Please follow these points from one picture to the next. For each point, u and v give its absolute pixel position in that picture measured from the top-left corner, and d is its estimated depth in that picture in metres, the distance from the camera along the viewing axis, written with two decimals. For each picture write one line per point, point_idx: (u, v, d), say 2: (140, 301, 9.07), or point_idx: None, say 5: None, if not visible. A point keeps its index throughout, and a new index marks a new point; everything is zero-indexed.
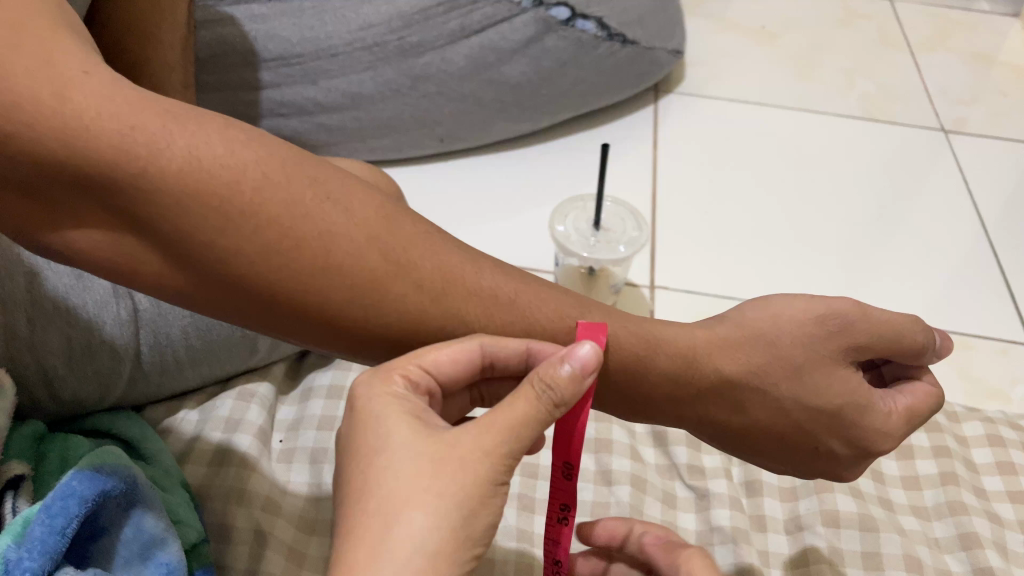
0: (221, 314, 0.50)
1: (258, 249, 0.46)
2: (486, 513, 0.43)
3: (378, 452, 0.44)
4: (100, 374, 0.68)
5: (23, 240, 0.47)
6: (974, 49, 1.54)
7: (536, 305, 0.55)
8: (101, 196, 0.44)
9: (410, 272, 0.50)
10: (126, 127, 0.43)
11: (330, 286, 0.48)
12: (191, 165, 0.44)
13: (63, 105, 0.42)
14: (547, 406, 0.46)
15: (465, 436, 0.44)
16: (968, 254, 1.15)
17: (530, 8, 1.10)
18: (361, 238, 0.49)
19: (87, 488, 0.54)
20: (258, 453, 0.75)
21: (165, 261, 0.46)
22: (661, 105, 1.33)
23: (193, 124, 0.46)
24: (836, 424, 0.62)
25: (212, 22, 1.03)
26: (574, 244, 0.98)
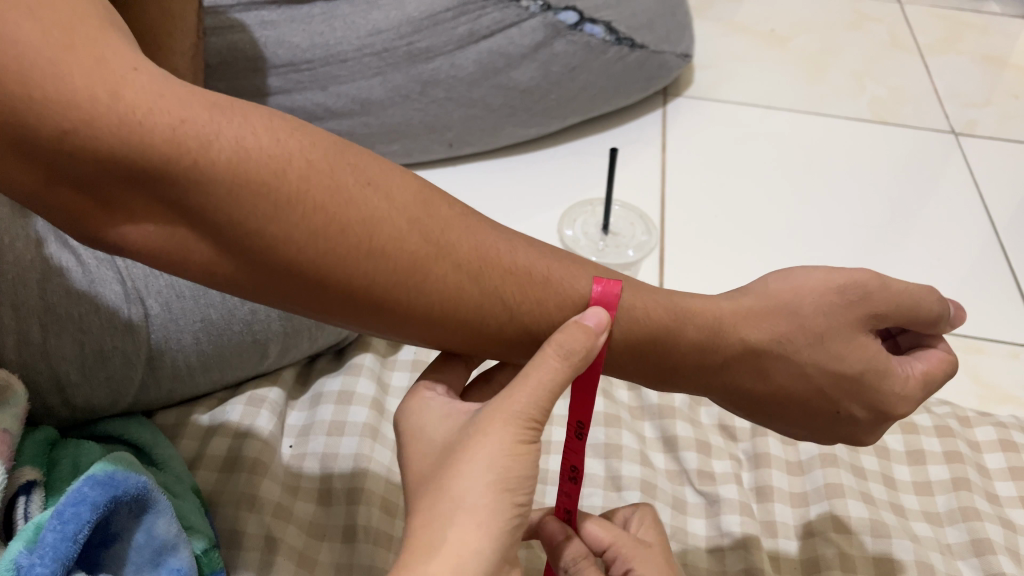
0: (268, 301, 0.50)
1: (306, 234, 0.46)
2: (525, 461, 0.44)
3: (426, 455, 0.50)
4: (113, 379, 0.69)
5: (72, 232, 0.46)
6: (985, 51, 1.53)
7: (570, 278, 0.55)
8: (155, 187, 0.43)
9: (449, 253, 0.50)
10: (177, 120, 0.43)
11: (377, 269, 0.48)
12: (242, 157, 0.44)
13: (118, 102, 0.41)
14: (557, 361, 0.48)
15: (486, 407, 0.47)
16: (979, 258, 1.14)
17: (538, 13, 1.09)
18: (403, 221, 0.49)
19: (99, 494, 0.54)
20: (269, 458, 0.75)
21: (216, 251, 0.46)
22: (670, 108, 1.33)
23: (240, 116, 0.46)
24: (858, 389, 0.62)
25: (223, 29, 1.02)
26: (582, 248, 1.05)
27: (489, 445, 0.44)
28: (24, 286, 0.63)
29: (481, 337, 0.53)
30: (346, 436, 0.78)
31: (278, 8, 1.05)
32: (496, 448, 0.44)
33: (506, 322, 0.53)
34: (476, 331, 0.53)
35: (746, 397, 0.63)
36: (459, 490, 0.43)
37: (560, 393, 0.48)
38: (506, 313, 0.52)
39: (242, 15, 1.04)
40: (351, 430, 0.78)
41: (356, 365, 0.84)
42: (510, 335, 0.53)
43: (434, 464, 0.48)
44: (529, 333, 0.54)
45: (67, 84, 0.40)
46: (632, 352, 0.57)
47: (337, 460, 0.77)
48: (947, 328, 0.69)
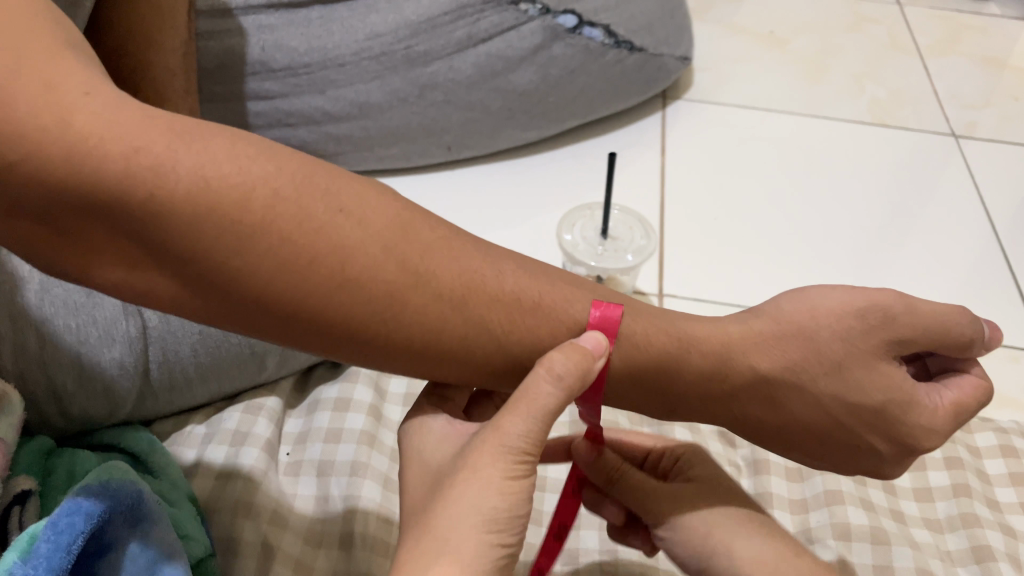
0: (243, 331, 0.48)
1: (274, 266, 0.45)
2: (514, 499, 0.45)
3: (421, 480, 0.50)
4: (110, 391, 0.69)
5: (39, 265, 0.45)
6: (985, 53, 1.53)
7: (564, 304, 0.53)
8: (116, 219, 0.42)
9: (429, 282, 0.48)
10: (129, 149, 0.41)
11: (350, 300, 0.47)
12: (201, 188, 0.43)
13: (66, 128, 0.40)
14: (550, 389, 0.46)
15: (477, 439, 0.47)
16: (979, 261, 1.13)
17: (536, 17, 1.08)
18: (377, 249, 0.47)
19: (94, 504, 0.54)
20: (262, 476, 0.74)
21: (182, 284, 0.45)
22: (669, 110, 1.33)
23: (199, 143, 0.44)
24: (878, 422, 0.61)
25: (220, 33, 1.02)
26: (582, 253, 0.99)
27: (479, 480, 0.44)
28: (22, 295, 0.63)
29: (468, 365, 0.52)
30: (343, 441, 0.78)
31: (275, 13, 1.04)
32: (485, 485, 0.44)
33: (493, 351, 0.51)
34: (462, 359, 0.51)
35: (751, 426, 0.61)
36: (446, 526, 0.43)
37: (555, 417, 0.47)
38: (492, 341, 0.51)
39: (242, 18, 1.03)
40: (349, 437, 0.78)
41: (354, 372, 0.83)
42: (497, 362, 0.52)
43: (427, 491, 0.48)
44: (517, 361, 0.53)
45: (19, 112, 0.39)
46: (631, 381, 0.56)
47: (335, 466, 0.77)
48: (980, 352, 0.66)
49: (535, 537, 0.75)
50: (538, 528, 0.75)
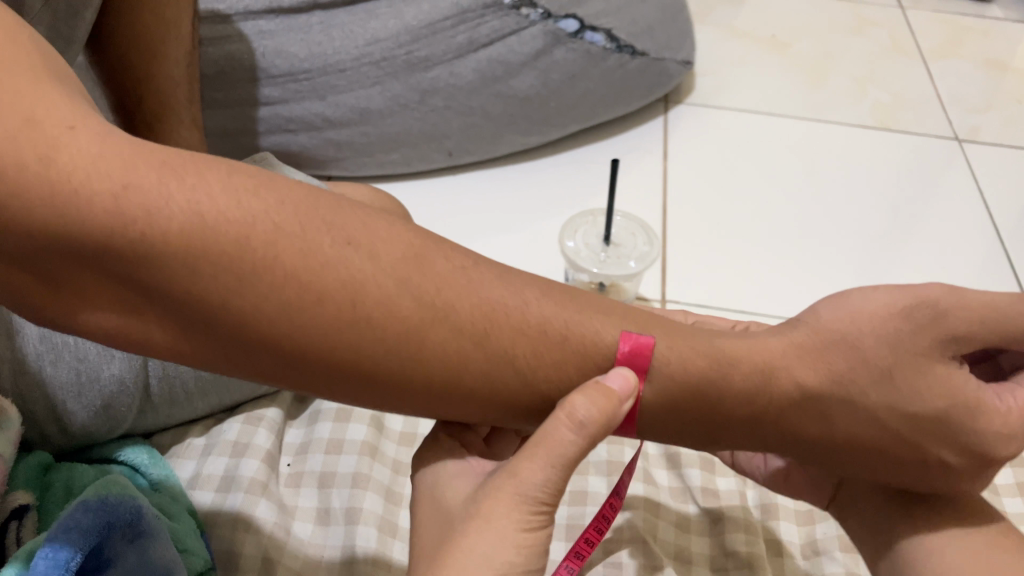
0: (247, 375, 0.47)
1: (279, 308, 0.43)
2: (530, 550, 0.45)
3: (431, 516, 0.50)
4: (110, 409, 0.69)
5: (30, 316, 0.44)
6: (987, 56, 1.52)
7: (594, 332, 0.50)
8: (106, 264, 0.40)
9: (448, 316, 0.46)
10: (118, 186, 0.39)
11: (361, 339, 0.44)
12: (194, 227, 0.41)
13: (50, 168, 0.38)
14: (571, 439, 0.46)
15: (494, 487, 0.46)
16: (984, 266, 1.12)
17: (538, 21, 1.07)
18: (391, 284, 0.45)
19: (91, 520, 0.53)
20: (261, 492, 0.73)
21: (179, 330, 0.44)
22: (671, 114, 1.32)
23: (192, 176, 0.42)
24: (941, 432, 0.55)
25: (220, 39, 1.02)
26: (585, 260, 0.98)
27: (492, 530, 0.45)
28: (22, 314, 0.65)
29: (493, 404, 0.49)
30: (344, 453, 0.77)
31: (274, 18, 1.04)
32: (498, 537, 0.44)
33: (518, 386, 0.49)
34: (485, 398, 0.49)
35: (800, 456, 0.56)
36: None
37: (575, 463, 0.46)
38: (518, 378, 0.48)
39: (242, 24, 1.03)
40: (349, 448, 0.78)
41: None
42: (525, 400, 0.49)
43: (438, 531, 0.48)
44: (543, 399, 0.50)
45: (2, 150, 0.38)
46: (666, 411, 0.52)
47: (336, 479, 0.76)
48: None
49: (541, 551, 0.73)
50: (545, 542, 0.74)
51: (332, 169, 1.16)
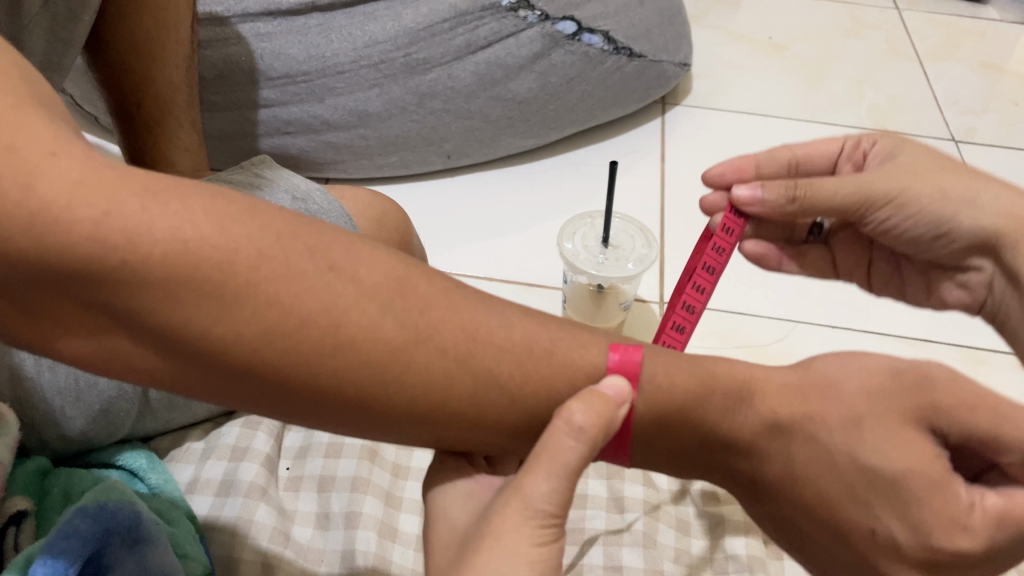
0: (228, 402, 0.46)
1: (258, 335, 0.41)
2: (548, 555, 0.43)
3: (445, 545, 0.49)
4: (109, 414, 0.69)
5: (7, 334, 0.43)
6: (983, 57, 1.52)
7: (578, 352, 0.50)
8: (84, 294, 0.39)
9: (431, 338, 0.45)
10: (99, 213, 0.38)
11: (346, 365, 0.43)
12: (179, 252, 0.39)
13: (29, 197, 0.37)
14: (571, 443, 0.44)
15: (501, 502, 0.45)
16: None
17: (535, 24, 1.07)
18: (373, 308, 0.44)
19: (89, 526, 0.52)
20: (260, 497, 0.72)
21: (164, 356, 0.43)
22: (667, 118, 1.32)
23: (177, 202, 0.40)
24: (895, 499, 0.51)
25: (219, 41, 1.02)
26: (583, 262, 0.98)
27: (511, 547, 0.42)
28: None
29: (481, 426, 0.48)
30: (344, 456, 0.77)
31: (274, 20, 1.04)
32: (514, 548, 0.42)
33: (508, 405, 0.48)
34: (473, 419, 0.48)
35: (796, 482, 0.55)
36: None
37: (579, 471, 0.45)
38: (505, 397, 0.48)
39: (240, 26, 1.03)
40: (349, 452, 0.77)
41: None
42: (512, 417, 0.48)
43: (453, 556, 0.46)
44: (534, 416, 0.49)
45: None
46: (658, 428, 0.52)
47: (335, 482, 0.75)
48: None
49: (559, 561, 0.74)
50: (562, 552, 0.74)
51: (328, 170, 1.17)
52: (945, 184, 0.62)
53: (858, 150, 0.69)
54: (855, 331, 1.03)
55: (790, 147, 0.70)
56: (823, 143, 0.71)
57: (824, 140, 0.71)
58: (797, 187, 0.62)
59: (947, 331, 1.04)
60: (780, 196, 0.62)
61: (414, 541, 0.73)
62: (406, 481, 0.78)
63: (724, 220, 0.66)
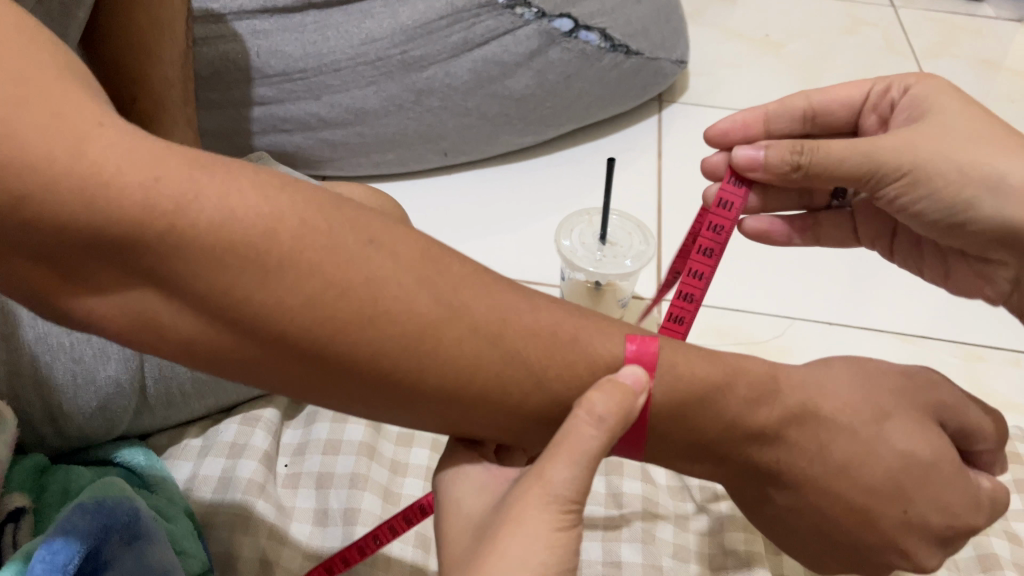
0: (257, 380, 0.46)
1: (301, 303, 0.42)
2: (567, 541, 0.44)
3: (459, 535, 0.49)
4: (106, 411, 0.69)
5: (41, 307, 0.44)
6: (980, 55, 1.53)
7: (600, 341, 0.51)
8: (132, 258, 0.40)
9: (464, 316, 0.46)
10: (149, 179, 0.39)
11: (382, 335, 0.44)
12: (225, 217, 0.41)
13: (79, 160, 0.38)
14: (590, 429, 0.46)
15: (519, 487, 0.46)
16: None
17: (533, 21, 1.07)
18: (411, 282, 0.45)
19: (88, 523, 0.52)
20: (257, 495, 0.72)
21: (202, 321, 0.43)
22: (664, 115, 1.32)
23: (222, 172, 0.42)
24: (923, 478, 0.56)
25: (214, 39, 1.02)
26: (581, 259, 0.98)
27: (528, 530, 0.43)
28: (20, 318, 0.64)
29: (507, 407, 0.49)
30: (341, 453, 0.77)
31: (270, 18, 1.04)
32: (534, 531, 0.43)
33: (531, 390, 0.49)
34: (500, 401, 0.48)
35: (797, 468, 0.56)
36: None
37: (597, 460, 0.46)
38: (532, 379, 0.48)
39: (235, 23, 1.03)
40: (347, 448, 0.77)
41: None
42: (535, 401, 0.49)
43: (470, 543, 0.47)
44: (558, 401, 0.50)
45: (27, 152, 0.37)
46: (675, 412, 0.53)
47: (333, 479, 0.76)
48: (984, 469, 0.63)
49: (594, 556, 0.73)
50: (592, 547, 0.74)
51: (325, 167, 1.16)
52: (961, 161, 0.60)
53: (887, 93, 0.68)
54: (854, 329, 1.03)
55: (808, 95, 0.71)
56: (849, 87, 0.70)
57: (853, 84, 0.70)
58: (801, 146, 0.62)
59: (945, 328, 1.04)
60: (784, 159, 0.63)
61: (413, 537, 0.73)
62: (404, 478, 0.78)
63: (721, 194, 0.70)
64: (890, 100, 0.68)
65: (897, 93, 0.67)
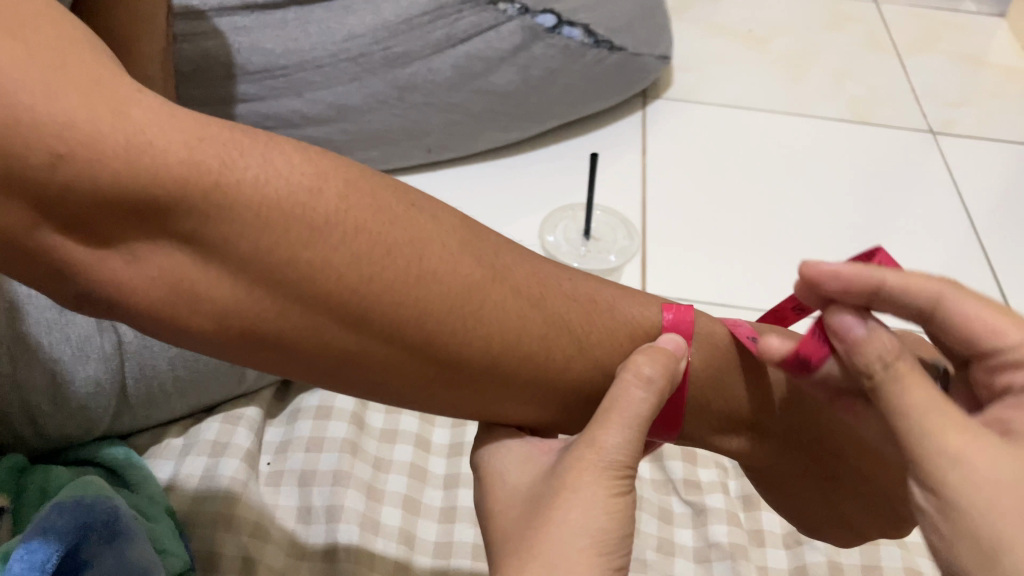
0: (290, 362, 0.45)
1: (348, 260, 0.43)
2: (623, 503, 0.45)
3: (507, 505, 0.49)
4: (86, 411, 0.69)
5: (70, 288, 0.43)
6: (963, 50, 1.54)
7: (637, 309, 0.54)
8: (170, 221, 0.40)
9: (505, 277, 0.48)
10: (195, 139, 0.41)
11: (428, 293, 0.45)
12: (270, 178, 0.42)
13: (125, 121, 0.39)
14: (640, 394, 0.47)
15: (572, 453, 0.46)
16: (959, 257, 1.14)
17: (516, 16, 1.08)
18: (453, 245, 0.46)
19: (67, 522, 0.52)
20: (240, 491, 0.72)
21: (239, 289, 0.42)
22: (649, 111, 1.32)
23: (262, 140, 0.43)
24: None
25: (195, 36, 0.99)
26: (565, 254, 1.00)
27: (587, 493, 0.44)
28: (17, 308, 0.64)
29: (543, 374, 0.49)
30: (325, 451, 0.77)
31: (250, 14, 1.03)
32: (593, 493, 0.44)
33: (574, 355, 0.50)
34: (537, 368, 0.49)
35: (792, 438, 0.58)
36: (553, 550, 0.43)
37: (647, 424, 0.47)
38: (573, 342, 0.50)
39: (216, 20, 1.00)
40: (330, 446, 0.77)
41: None
42: (580, 366, 0.50)
43: (521, 513, 0.47)
44: (602, 365, 0.51)
45: (68, 116, 0.38)
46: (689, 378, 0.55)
47: (317, 476, 0.75)
48: None
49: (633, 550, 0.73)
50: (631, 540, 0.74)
51: None
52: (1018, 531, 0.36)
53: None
54: None
55: (947, 292, 0.44)
56: (1004, 325, 0.43)
57: (1010, 324, 0.43)
58: (899, 364, 0.41)
59: None
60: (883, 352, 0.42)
61: (397, 533, 0.73)
62: (388, 474, 0.77)
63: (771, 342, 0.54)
64: (1012, 383, 0.43)
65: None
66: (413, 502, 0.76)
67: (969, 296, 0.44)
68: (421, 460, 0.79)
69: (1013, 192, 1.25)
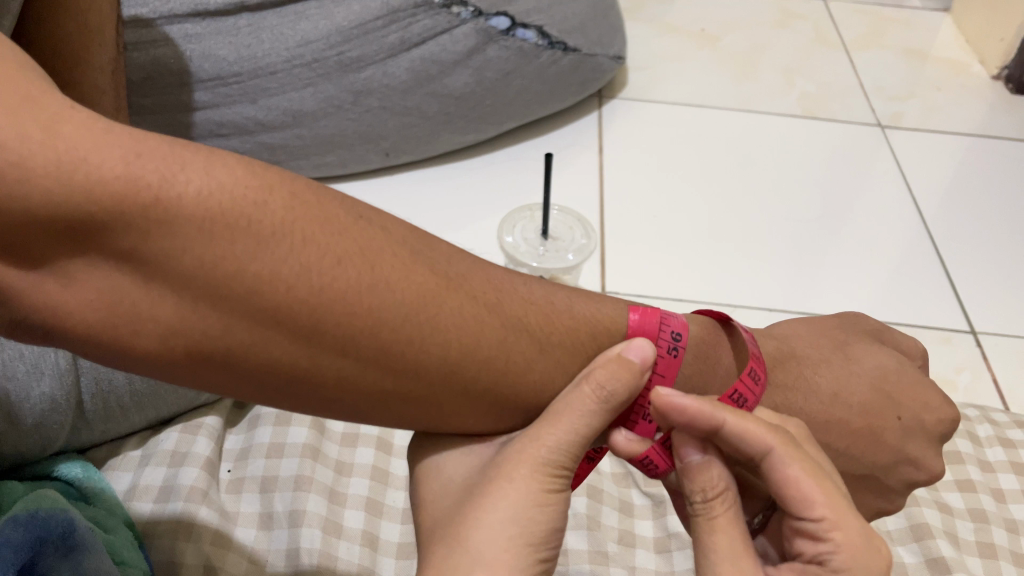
0: (231, 385, 0.43)
1: (297, 269, 0.41)
2: (551, 510, 0.46)
3: (446, 499, 0.50)
4: (44, 428, 0.68)
5: (6, 314, 0.40)
6: (907, 45, 1.57)
7: (594, 308, 0.54)
8: (109, 241, 0.38)
9: (461, 285, 0.47)
10: (131, 154, 0.38)
11: (381, 297, 0.43)
12: (213, 191, 0.40)
13: (56, 140, 0.37)
14: (593, 400, 0.48)
15: (510, 451, 0.47)
16: (908, 247, 1.17)
17: (469, 19, 1.08)
18: (404, 253, 0.45)
19: (20, 536, 0.51)
20: (200, 500, 0.72)
21: (183, 310, 0.40)
22: (605, 110, 1.34)
23: (203, 156, 0.41)
24: (879, 410, 0.62)
25: (146, 43, 0.98)
26: (524, 255, 0.99)
27: (516, 496, 0.45)
28: None
29: (505, 378, 0.48)
30: (286, 456, 0.77)
31: (202, 21, 1.00)
32: (521, 495, 0.45)
33: (535, 355, 0.50)
34: (500, 374, 0.48)
35: None
36: (478, 543, 0.44)
37: (596, 430, 0.48)
38: (534, 343, 0.50)
39: (167, 27, 0.99)
40: (291, 451, 0.77)
41: None
42: (537, 367, 0.50)
43: (456, 505, 0.48)
44: (560, 365, 0.51)
45: None
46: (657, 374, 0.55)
47: (277, 482, 0.75)
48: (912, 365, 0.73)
49: (596, 543, 0.74)
50: (596, 534, 0.74)
51: None
52: None
53: (824, 538, 0.46)
54: (795, 313, 1.06)
55: (777, 451, 0.46)
56: (814, 497, 0.46)
57: (821, 498, 0.45)
58: (715, 504, 0.47)
59: (885, 311, 1.08)
60: (706, 487, 0.48)
61: (359, 535, 0.73)
62: (350, 478, 0.77)
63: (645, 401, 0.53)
64: (802, 552, 0.47)
65: (815, 557, 0.46)
66: (376, 504, 0.76)
67: (795, 458, 0.46)
68: (383, 462, 0.79)
69: (961, 183, 1.28)
